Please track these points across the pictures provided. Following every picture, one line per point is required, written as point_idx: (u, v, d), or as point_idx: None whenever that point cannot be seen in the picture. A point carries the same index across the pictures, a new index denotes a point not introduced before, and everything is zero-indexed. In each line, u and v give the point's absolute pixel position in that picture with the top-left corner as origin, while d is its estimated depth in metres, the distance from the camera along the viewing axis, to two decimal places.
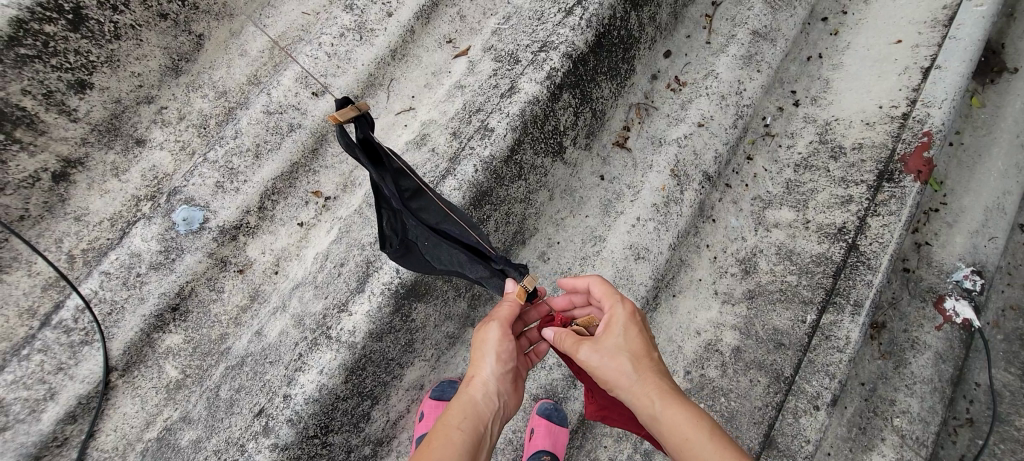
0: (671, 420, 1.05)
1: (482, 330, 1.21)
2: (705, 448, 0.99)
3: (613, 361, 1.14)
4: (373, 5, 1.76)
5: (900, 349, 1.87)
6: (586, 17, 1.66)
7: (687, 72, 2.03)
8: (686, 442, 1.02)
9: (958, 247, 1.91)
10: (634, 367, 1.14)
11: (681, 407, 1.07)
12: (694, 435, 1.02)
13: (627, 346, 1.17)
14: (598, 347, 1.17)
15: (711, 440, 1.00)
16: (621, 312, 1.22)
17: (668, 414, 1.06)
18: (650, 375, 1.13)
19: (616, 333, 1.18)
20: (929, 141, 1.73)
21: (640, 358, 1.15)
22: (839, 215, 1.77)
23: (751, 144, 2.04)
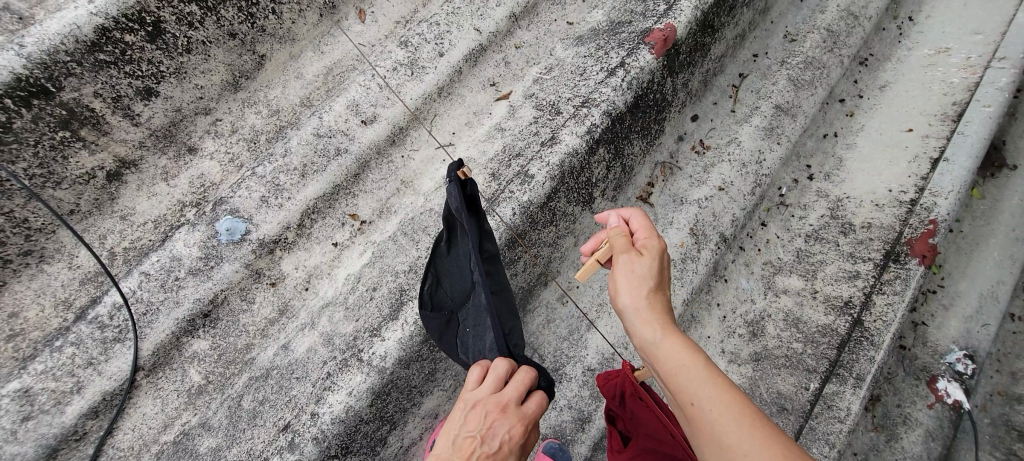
0: (673, 349, 1.06)
1: (491, 418, 1.09)
2: (703, 382, 1.00)
3: (638, 280, 1.17)
4: (426, 45, 1.87)
5: (892, 423, 1.95)
6: (627, 79, 1.78)
7: (712, 137, 2.14)
8: (684, 373, 1.03)
9: (952, 330, 2.01)
10: (653, 294, 1.16)
11: (687, 342, 1.08)
12: (694, 368, 1.02)
13: (651, 274, 1.18)
14: (624, 271, 1.19)
15: (706, 377, 1.01)
16: (654, 248, 1.22)
17: (670, 343, 1.08)
18: (664, 308, 1.15)
19: (650, 258, 1.20)
20: (934, 229, 1.84)
21: (658, 289, 1.17)
22: (845, 289, 1.87)
23: (766, 211, 2.14)
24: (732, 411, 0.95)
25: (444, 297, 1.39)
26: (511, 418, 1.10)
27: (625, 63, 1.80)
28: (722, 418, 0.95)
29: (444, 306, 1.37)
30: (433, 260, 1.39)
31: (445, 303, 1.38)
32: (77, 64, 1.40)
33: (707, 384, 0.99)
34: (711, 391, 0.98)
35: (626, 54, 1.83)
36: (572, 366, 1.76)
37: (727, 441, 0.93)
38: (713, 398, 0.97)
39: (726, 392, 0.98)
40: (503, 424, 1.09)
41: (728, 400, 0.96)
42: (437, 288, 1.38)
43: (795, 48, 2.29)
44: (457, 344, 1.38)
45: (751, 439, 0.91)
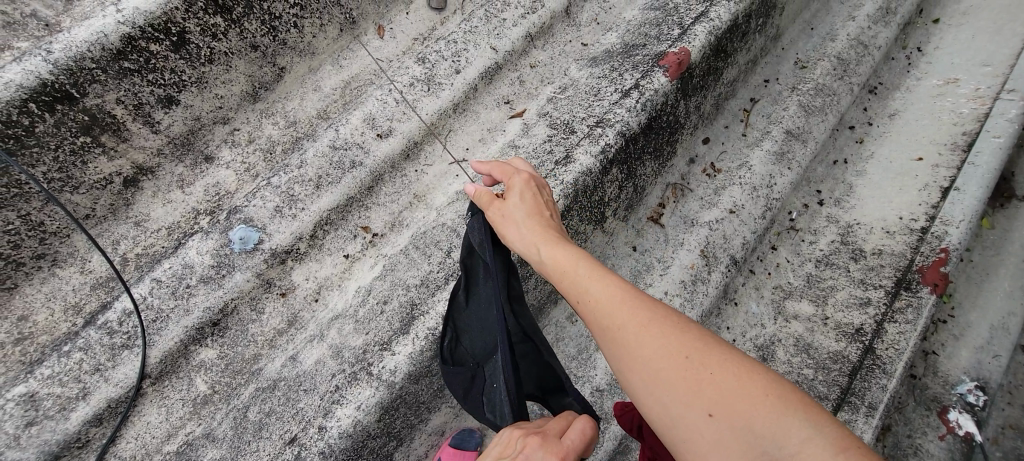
0: (554, 257, 1.06)
1: (525, 448, 1.00)
2: (583, 274, 0.99)
3: (510, 215, 1.17)
4: (443, 62, 1.89)
5: (903, 454, 1.92)
6: (642, 101, 1.80)
7: (723, 160, 2.15)
8: (566, 277, 1.02)
9: (963, 360, 2.00)
10: (525, 221, 1.16)
11: (565, 248, 1.07)
12: (574, 268, 1.01)
13: (521, 206, 1.19)
14: (500, 209, 1.19)
15: (588, 270, 1.00)
16: (518, 179, 1.24)
17: (548, 253, 1.07)
18: (540, 227, 1.14)
19: (515, 193, 1.21)
20: (945, 257, 1.84)
21: (533, 215, 1.17)
22: (856, 316, 1.86)
23: (777, 235, 2.14)
24: (606, 294, 0.94)
25: (465, 351, 1.35)
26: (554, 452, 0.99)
27: (639, 84, 1.83)
28: (597, 303, 0.93)
29: (467, 361, 1.34)
30: (449, 313, 1.39)
31: (466, 356, 1.34)
32: (102, 71, 1.42)
33: (589, 281, 0.98)
34: (587, 282, 0.97)
35: (640, 76, 1.85)
36: (581, 386, 1.74)
37: (606, 321, 0.91)
38: (591, 288, 0.96)
39: (599, 279, 0.97)
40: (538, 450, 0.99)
41: (602, 285, 0.95)
42: (459, 341, 1.37)
43: (806, 75, 2.32)
44: (485, 401, 1.33)
45: (625, 312, 0.90)
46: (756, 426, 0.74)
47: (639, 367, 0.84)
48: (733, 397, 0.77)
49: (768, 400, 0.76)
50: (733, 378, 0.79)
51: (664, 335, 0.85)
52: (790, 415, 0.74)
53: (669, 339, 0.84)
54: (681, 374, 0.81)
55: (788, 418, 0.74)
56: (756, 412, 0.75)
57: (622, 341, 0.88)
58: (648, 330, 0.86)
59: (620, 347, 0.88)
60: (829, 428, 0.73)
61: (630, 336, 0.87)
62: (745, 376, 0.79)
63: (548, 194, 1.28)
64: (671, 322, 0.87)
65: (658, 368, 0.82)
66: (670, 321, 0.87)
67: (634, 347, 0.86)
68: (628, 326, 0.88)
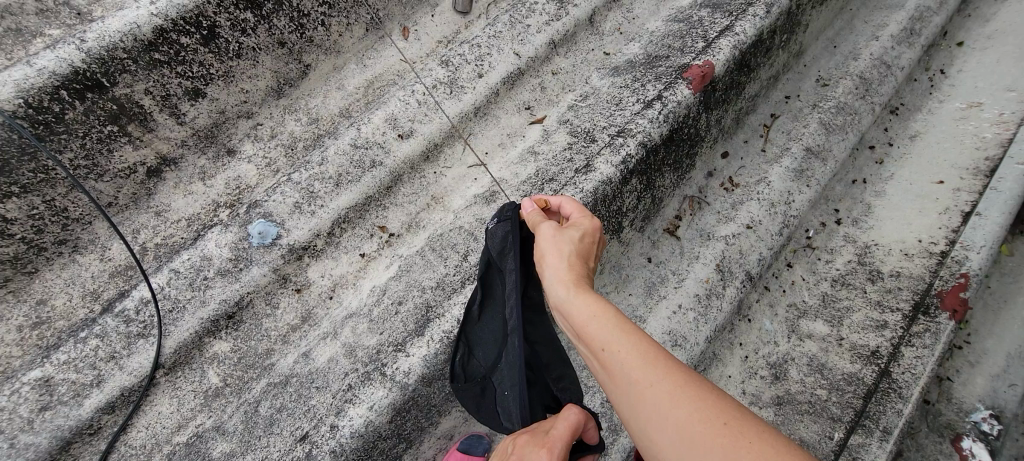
0: (584, 302, 1.06)
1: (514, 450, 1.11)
2: (611, 325, 1.00)
3: (557, 245, 1.18)
4: (467, 65, 1.90)
5: None
6: (664, 112, 1.80)
7: (741, 175, 2.14)
8: (594, 321, 1.02)
9: (979, 388, 1.97)
10: (566, 258, 1.16)
11: (597, 295, 1.07)
12: (602, 315, 1.02)
13: (573, 241, 1.19)
14: (553, 234, 1.20)
15: (617, 323, 1.00)
16: (585, 225, 1.24)
17: (581, 298, 1.07)
18: (579, 270, 1.14)
19: (572, 229, 1.21)
20: (966, 283, 1.82)
21: (577, 256, 1.18)
22: (872, 338, 1.84)
23: (793, 253, 2.13)
24: (636, 352, 0.93)
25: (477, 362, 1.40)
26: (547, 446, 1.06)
27: (662, 96, 1.82)
28: (627, 359, 0.93)
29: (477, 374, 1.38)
30: (461, 329, 1.41)
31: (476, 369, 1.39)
32: (133, 61, 1.44)
33: (617, 332, 0.98)
34: (618, 337, 0.97)
35: (663, 87, 1.85)
36: (591, 396, 1.73)
37: (635, 378, 0.91)
38: (620, 341, 0.96)
39: (632, 336, 0.97)
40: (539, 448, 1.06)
41: (635, 342, 0.95)
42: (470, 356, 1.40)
43: (828, 93, 2.31)
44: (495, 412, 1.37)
45: (656, 374, 0.89)
46: None
47: (667, 429, 0.84)
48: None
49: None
50: (768, 452, 0.78)
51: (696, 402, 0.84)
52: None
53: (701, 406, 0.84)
54: (713, 441, 0.80)
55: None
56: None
57: (651, 402, 0.87)
58: (679, 394, 0.86)
59: (644, 404, 0.87)
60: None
61: (660, 398, 0.87)
62: (785, 458, 0.77)
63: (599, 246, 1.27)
64: (700, 388, 0.87)
65: (688, 433, 0.82)
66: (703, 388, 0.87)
67: (663, 409, 0.85)
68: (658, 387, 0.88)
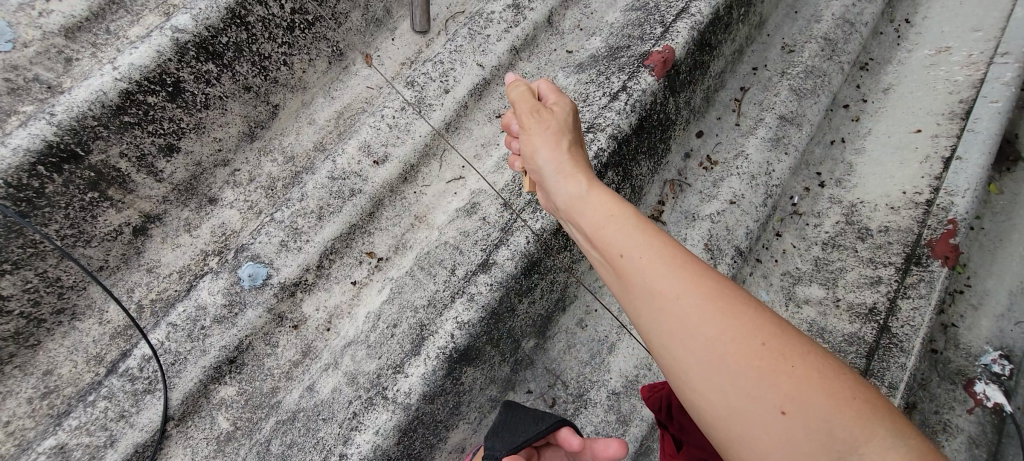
0: (599, 212, 1.10)
1: None
2: (632, 233, 1.00)
3: (553, 140, 1.29)
4: (432, 82, 1.93)
5: (933, 433, 1.88)
6: (630, 103, 1.82)
7: (719, 151, 2.16)
8: (612, 230, 1.04)
9: (985, 330, 1.99)
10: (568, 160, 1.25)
11: (614, 206, 1.09)
12: (622, 224, 1.03)
13: (564, 134, 1.31)
14: (541, 121, 1.31)
15: (636, 230, 1.01)
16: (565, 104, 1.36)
17: (599, 210, 1.10)
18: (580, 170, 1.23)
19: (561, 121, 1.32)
20: (954, 229, 1.82)
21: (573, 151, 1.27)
22: (869, 295, 1.85)
23: (780, 222, 2.13)
24: (662, 258, 0.94)
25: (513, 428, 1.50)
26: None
27: (626, 86, 1.85)
28: (652, 270, 0.93)
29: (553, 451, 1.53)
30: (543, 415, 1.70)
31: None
32: (104, 127, 1.47)
33: (638, 242, 0.98)
34: (643, 246, 0.97)
35: (627, 77, 1.87)
36: (597, 390, 1.76)
37: (660, 287, 0.91)
38: (642, 251, 0.96)
39: (658, 245, 0.97)
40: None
41: (660, 253, 0.95)
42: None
43: (794, 59, 2.32)
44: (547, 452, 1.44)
45: (687, 287, 0.89)
46: (829, 428, 0.75)
47: (698, 344, 0.84)
48: (805, 395, 0.77)
49: (847, 405, 0.77)
50: (806, 373, 0.79)
51: (731, 317, 0.85)
52: (870, 427, 0.75)
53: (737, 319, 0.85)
54: (750, 360, 0.81)
55: (866, 423, 0.75)
56: (831, 416, 0.76)
57: (679, 314, 0.87)
58: (712, 308, 0.85)
59: (671, 318, 0.88)
60: (896, 439, 0.75)
61: (690, 310, 0.86)
62: (825, 379, 0.79)
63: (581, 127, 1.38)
64: (734, 301, 0.87)
65: (722, 350, 0.82)
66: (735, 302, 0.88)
67: (694, 324, 0.85)
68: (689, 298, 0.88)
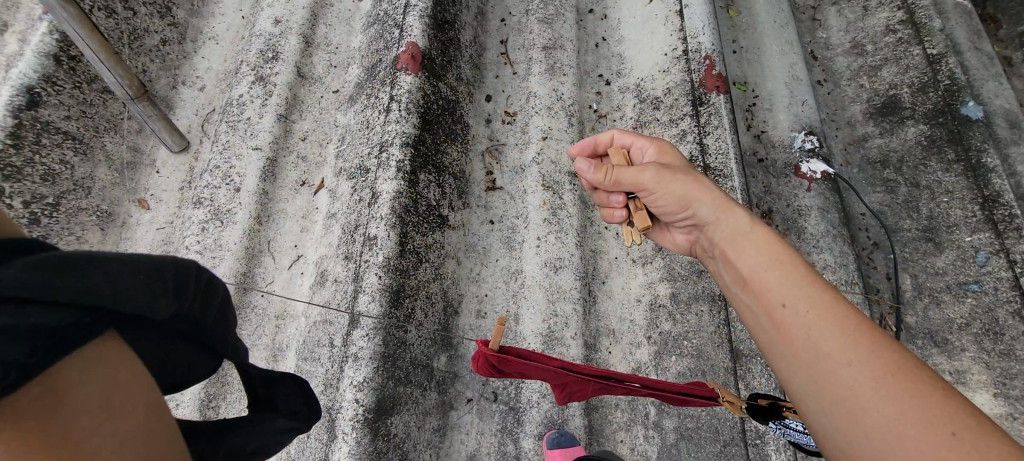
0: (754, 270, 1.13)
1: None
2: (793, 296, 1.05)
3: (699, 199, 1.27)
4: (219, 190, 1.87)
5: (794, 221, 2.24)
6: (404, 108, 1.86)
7: (512, 103, 2.28)
8: (769, 294, 1.09)
9: (785, 122, 2.44)
10: (731, 222, 1.23)
11: (783, 265, 1.10)
12: (780, 285, 1.08)
13: (707, 194, 1.28)
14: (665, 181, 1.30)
15: (804, 296, 1.04)
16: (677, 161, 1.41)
17: (754, 270, 1.14)
18: (742, 232, 1.21)
19: (698, 184, 1.29)
20: (711, 61, 2.12)
21: (724, 207, 1.25)
22: (684, 148, 2.06)
23: (593, 131, 2.30)
24: (834, 303, 1.01)
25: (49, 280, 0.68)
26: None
27: (394, 95, 1.89)
28: (823, 332, 0.98)
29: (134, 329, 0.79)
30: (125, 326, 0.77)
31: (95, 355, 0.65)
32: None
33: (804, 308, 1.03)
34: (808, 309, 1.02)
35: (390, 87, 1.91)
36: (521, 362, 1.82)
37: (827, 346, 0.97)
38: (804, 315, 1.02)
39: (829, 307, 1.01)
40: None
41: (833, 318, 0.99)
42: None
43: None
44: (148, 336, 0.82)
45: (858, 358, 0.93)
46: None
47: (859, 396, 0.91)
48: None
49: None
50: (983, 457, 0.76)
51: (911, 391, 0.86)
52: None
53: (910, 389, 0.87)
54: (923, 434, 0.82)
55: None
56: None
57: (847, 378, 0.93)
58: (881, 376, 0.89)
59: (832, 380, 0.95)
60: None
61: (852, 368, 0.93)
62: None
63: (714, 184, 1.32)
64: (912, 372, 0.89)
65: (886, 415, 0.86)
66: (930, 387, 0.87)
67: (858, 388, 0.91)
68: (859, 360, 0.93)
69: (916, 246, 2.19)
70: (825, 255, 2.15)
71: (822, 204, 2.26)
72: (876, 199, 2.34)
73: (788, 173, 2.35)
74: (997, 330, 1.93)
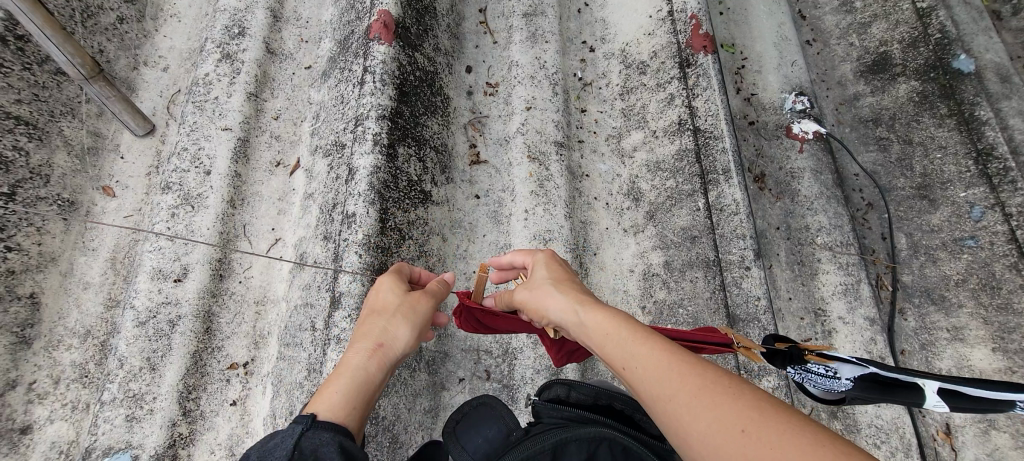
0: (585, 324, 0.98)
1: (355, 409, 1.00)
2: (616, 343, 0.89)
3: (540, 282, 1.13)
4: (188, 173, 1.78)
5: (787, 184, 2.20)
6: (378, 79, 1.77)
7: (494, 74, 2.20)
8: (601, 345, 0.92)
9: (774, 84, 2.38)
10: (558, 285, 1.10)
11: (602, 314, 0.96)
12: (604, 336, 0.92)
13: (544, 271, 1.17)
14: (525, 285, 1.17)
15: (628, 337, 0.89)
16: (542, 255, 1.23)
17: (586, 325, 0.97)
18: (569, 292, 1.07)
19: (539, 268, 1.18)
20: (698, 21, 2.03)
21: (558, 279, 1.13)
22: (672, 112, 2.00)
23: (579, 99, 2.21)
24: (650, 338, 0.87)
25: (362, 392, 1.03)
26: (377, 354, 1.07)
27: (368, 66, 1.80)
28: (646, 370, 0.82)
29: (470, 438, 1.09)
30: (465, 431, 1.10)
31: (341, 437, 0.91)
32: None
33: (629, 347, 0.87)
34: (632, 348, 0.86)
35: (364, 59, 1.82)
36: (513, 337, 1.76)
37: (653, 386, 0.80)
38: (632, 355, 0.85)
39: (648, 345, 0.86)
40: (355, 395, 1.00)
41: (651, 352, 0.84)
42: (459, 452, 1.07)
43: None
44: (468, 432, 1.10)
45: (678, 384, 0.77)
46: None
47: (693, 432, 0.72)
48: None
49: None
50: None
51: (727, 407, 0.71)
52: None
53: (751, 430, 0.68)
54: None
55: None
56: None
57: (676, 415, 0.75)
58: (704, 403, 0.73)
59: (666, 421, 0.77)
60: None
61: (678, 400, 0.76)
62: None
63: (547, 263, 1.20)
64: (732, 389, 0.74)
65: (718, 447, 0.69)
66: (771, 415, 0.69)
67: (690, 423, 0.73)
68: (678, 388, 0.77)
69: (910, 204, 2.15)
70: (819, 218, 2.11)
71: (814, 166, 2.21)
72: (869, 159, 2.29)
73: (780, 135, 2.29)
74: (994, 285, 1.89)
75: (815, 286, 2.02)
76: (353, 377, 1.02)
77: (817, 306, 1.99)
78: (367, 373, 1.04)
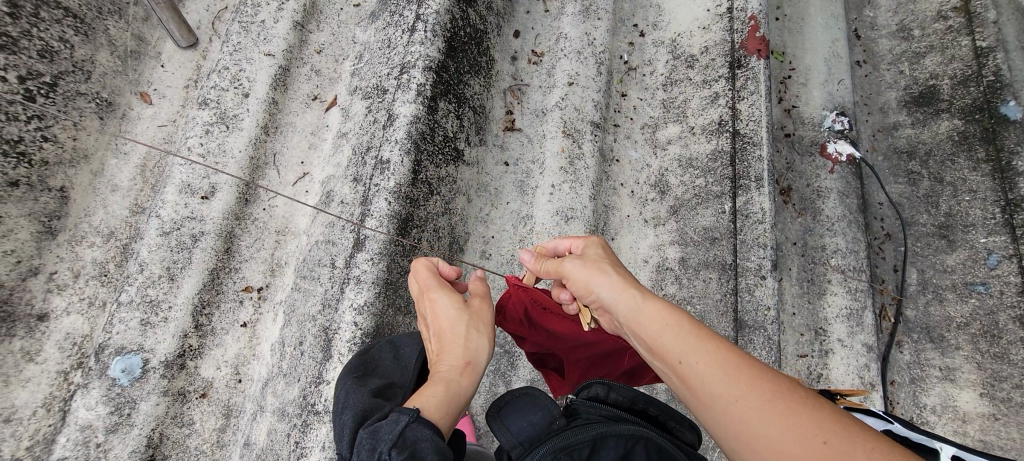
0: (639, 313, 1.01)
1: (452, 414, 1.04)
2: (674, 338, 0.93)
3: (593, 265, 1.15)
4: (227, 93, 1.77)
5: (811, 202, 2.20)
6: (430, 29, 1.74)
7: (540, 43, 2.16)
8: (657, 337, 0.96)
9: (818, 100, 2.34)
10: (611, 269, 1.12)
11: (660, 307, 0.99)
12: (660, 329, 0.96)
13: (595, 253, 1.19)
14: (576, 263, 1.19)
15: (688, 333, 0.93)
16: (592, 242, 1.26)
17: (639, 314, 1.01)
18: (621, 279, 1.09)
19: (592, 250, 1.21)
20: (757, 23, 1.99)
21: (608, 264, 1.15)
22: (714, 111, 1.99)
23: (621, 82, 2.18)
24: (709, 337, 0.92)
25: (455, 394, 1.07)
26: (460, 364, 1.12)
27: (420, 14, 1.76)
28: (708, 369, 0.87)
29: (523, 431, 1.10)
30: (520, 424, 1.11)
31: (438, 437, 0.95)
32: None
33: (687, 343, 0.91)
34: (692, 345, 0.91)
35: (417, 6, 1.79)
36: None
37: (717, 387, 0.85)
38: (692, 353, 0.90)
39: (709, 343, 0.90)
40: (448, 399, 1.05)
41: (710, 351, 0.89)
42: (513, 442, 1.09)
43: None
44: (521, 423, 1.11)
45: (743, 387, 0.83)
46: None
47: (759, 435, 0.79)
48: None
49: None
50: None
51: (793, 414, 0.79)
52: None
53: (835, 442, 0.74)
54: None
55: None
56: None
57: (742, 417, 0.81)
58: (772, 409, 0.80)
59: (728, 420, 0.83)
60: None
61: (745, 403, 0.82)
62: None
63: (597, 250, 1.22)
64: (793, 397, 0.81)
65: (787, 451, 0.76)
66: (853, 430, 0.76)
67: (757, 426, 0.80)
68: (744, 392, 0.83)
69: (928, 242, 2.16)
70: (837, 240, 2.12)
71: (843, 188, 2.20)
72: (897, 191, 2.28)
73: (813, 152, 2.28)
74: (995, 333, 1.94)
75: (821, 305, 2.05)
76: (447, 387, 1.06)
77: (819, 325, 2.02)
78: (454, 383, 1.08)
